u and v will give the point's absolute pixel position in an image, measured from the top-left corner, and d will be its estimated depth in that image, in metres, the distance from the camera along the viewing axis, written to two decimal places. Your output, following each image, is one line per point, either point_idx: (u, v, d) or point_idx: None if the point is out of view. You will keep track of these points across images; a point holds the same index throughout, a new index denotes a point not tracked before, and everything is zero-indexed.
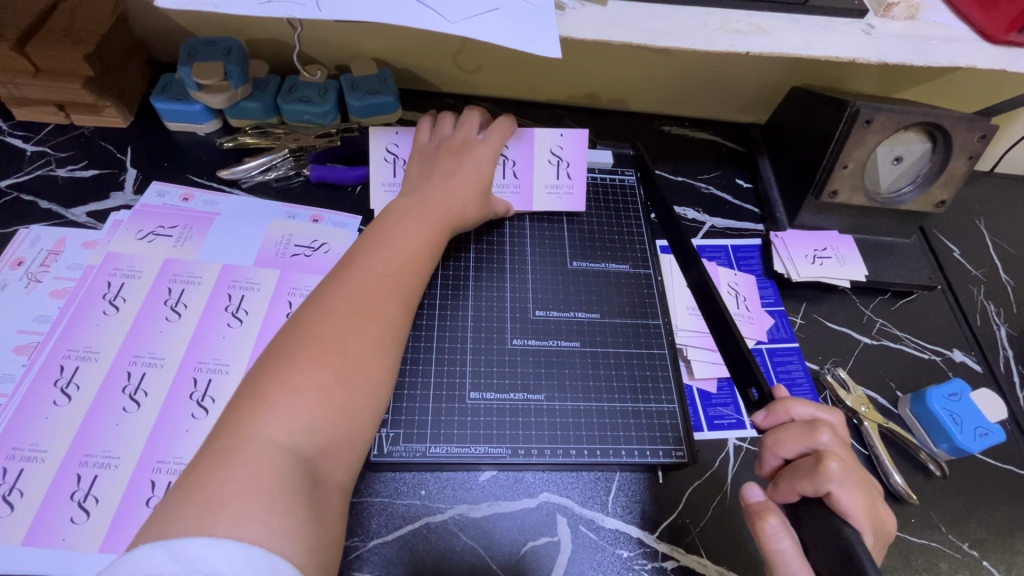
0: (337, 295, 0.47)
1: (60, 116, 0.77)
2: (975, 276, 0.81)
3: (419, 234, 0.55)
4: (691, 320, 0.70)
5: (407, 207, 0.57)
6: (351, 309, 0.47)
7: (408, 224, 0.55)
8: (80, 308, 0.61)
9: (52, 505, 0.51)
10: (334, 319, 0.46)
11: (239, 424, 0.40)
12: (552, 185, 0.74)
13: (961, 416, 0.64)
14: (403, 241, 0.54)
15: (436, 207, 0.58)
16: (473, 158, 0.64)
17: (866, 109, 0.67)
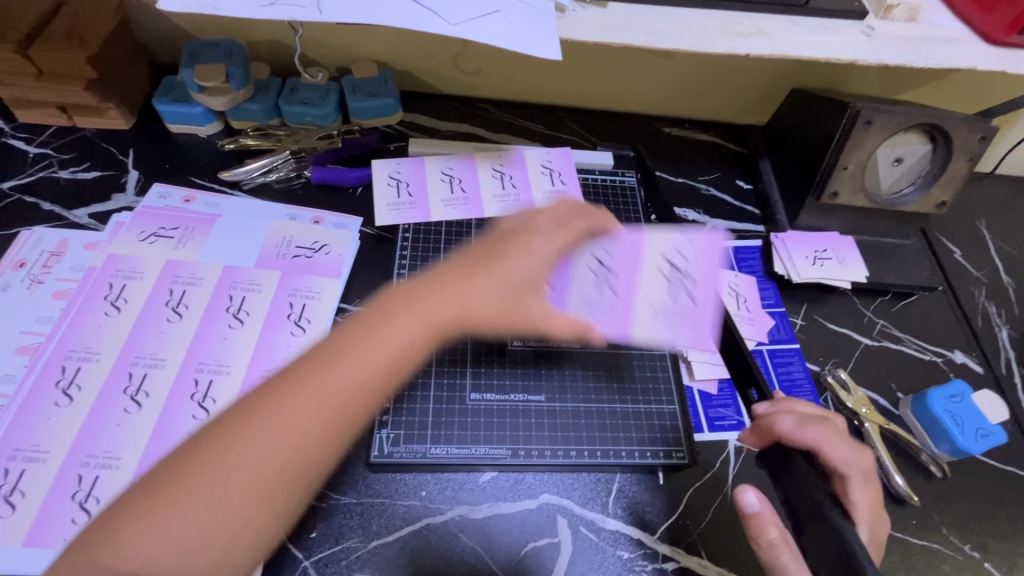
0: (265, 414, 0.38)
1: (63, 118, 0.78)
2: (976, 278, 0.81)
3: (394, 347, 0.41)
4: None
5: (404, 300, 0.43)
6: (267, 437, 0.37)
7: (389, 330, 0.42)
8: (82, 309, 0.62)
9: (53, 506, 0.51)
10: (248, 444, 0.37)
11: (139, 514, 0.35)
12: (661, 306, 0.57)
13: (962, 417, 0.64)
14: (368, 357, 0.40)
15: (433, 313, 0.43)
16: (517, 257, 0.48)
17: (866, 110, 0.67)
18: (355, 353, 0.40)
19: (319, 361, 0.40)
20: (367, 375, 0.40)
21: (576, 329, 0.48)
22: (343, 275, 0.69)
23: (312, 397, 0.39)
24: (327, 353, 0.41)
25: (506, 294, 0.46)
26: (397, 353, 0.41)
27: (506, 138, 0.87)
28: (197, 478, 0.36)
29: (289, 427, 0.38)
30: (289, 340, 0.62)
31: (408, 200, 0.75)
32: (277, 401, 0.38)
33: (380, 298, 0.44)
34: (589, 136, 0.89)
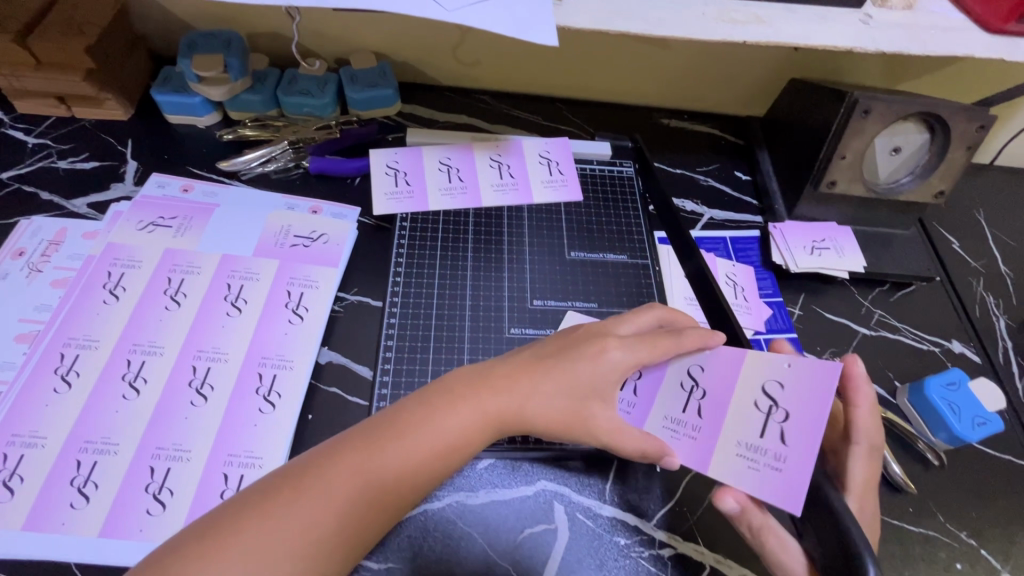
0: (333, 470, 0.41)
1: (61, 108, 0.78)
2: (974, 268, 0.81)
3: (454, 428, 0.45)
4: (689, 310, 0.69)
5: (469, 387, 0.47)
6: (332, 491, 0.40)
7: (453, 412, 0.46)
8: (80, 296, 0.62)
9: (52, 491, 0.51)
10: (315, 495, 0.40)
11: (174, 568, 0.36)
12: (749, 444, 0.48)
13: (959, 405, 0.64)
14: (431, 432, 0.44)
15: (494, 403, 0.47)
16: (587, 362, 0.50)
17: (864, 99, 0.67)
18: (420, 426, 0.44)
19: (386, 429, 0.44)
20: (427, 452, 0.44)
21: (642, 447, 0.49)
22: (341, 264, 0.69)
23: (378, 463, 0.42)
24: (393, 423, 0.44)
25: (569, 399, 0.49)
26: (456, 435, 0.45)
27: (504, 129, 0.87)
28: (259, 525, 0.38)
29: (355, 486, 0.41)
30: (287, 329, 0.63)
31: (406, 189, 0.75)
32: (346, 461, 0.42)
33: (445, 380, 0.48)
34: (588, 128, 0.89)
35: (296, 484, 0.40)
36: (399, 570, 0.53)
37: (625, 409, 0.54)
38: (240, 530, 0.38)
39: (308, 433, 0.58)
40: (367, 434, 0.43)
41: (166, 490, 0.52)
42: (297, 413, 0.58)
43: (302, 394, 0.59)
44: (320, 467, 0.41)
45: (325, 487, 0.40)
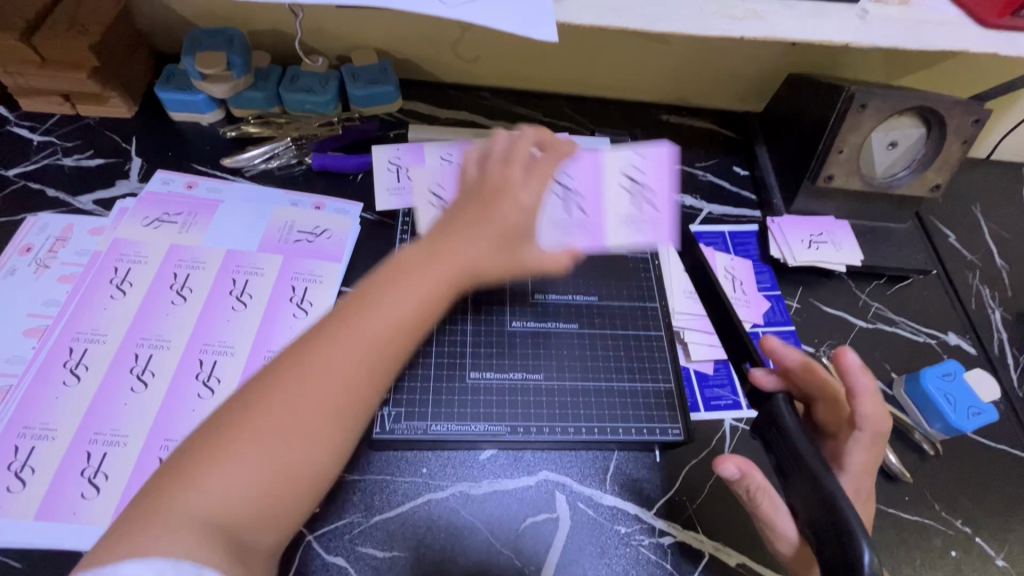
0: (307, 359, 0.37)
1: (66, 106, 0.79)
2: (970, 261, 0.82)
3: (425, 289, 0.40)
4: (626, 233, 0.62)
5: (421, 258, 0.42)
6: (311, 378, 0.37)
7: (416, 276, 0.40)
8: (87, 291, 0.63)
9: (63, 482, 0.52)
10: (285, 397, 0.36)
11: (170, 505, 0.34)
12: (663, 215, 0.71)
13: (955, 396, 0.65)
14: (395, 301, 0.39)
15: (460, 255, 0.42)
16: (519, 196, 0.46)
17: (861, 93, 0.68)
18: (382, 299, 0.40)
19: (347, 312, 0.39)
20: (400, 322, 0.39)
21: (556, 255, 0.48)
22: (344, 259, 0.70)
23: (345, 340, 0.38)
24: (353, 304, 0.40)
25: (508, 240, 0.44)
26: (426, 299, 0.40)
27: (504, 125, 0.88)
28: (242, 438, 0.35)
29: (332, 368, 0.37)
30: (291, 323, 0.63)
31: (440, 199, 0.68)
32: (313, 351, 0.38)
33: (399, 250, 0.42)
34: (587, 124, 0.90)
35: (270, 379, 0.37)
36: (403, 558, 0.54)
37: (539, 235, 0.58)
38: (236, 431, 0.36)
39: None
40: (327, 323, 0.39)
41: None
42: None
43: None
44: (290, 362, 0.38)
45: (300, 377, 0.37)
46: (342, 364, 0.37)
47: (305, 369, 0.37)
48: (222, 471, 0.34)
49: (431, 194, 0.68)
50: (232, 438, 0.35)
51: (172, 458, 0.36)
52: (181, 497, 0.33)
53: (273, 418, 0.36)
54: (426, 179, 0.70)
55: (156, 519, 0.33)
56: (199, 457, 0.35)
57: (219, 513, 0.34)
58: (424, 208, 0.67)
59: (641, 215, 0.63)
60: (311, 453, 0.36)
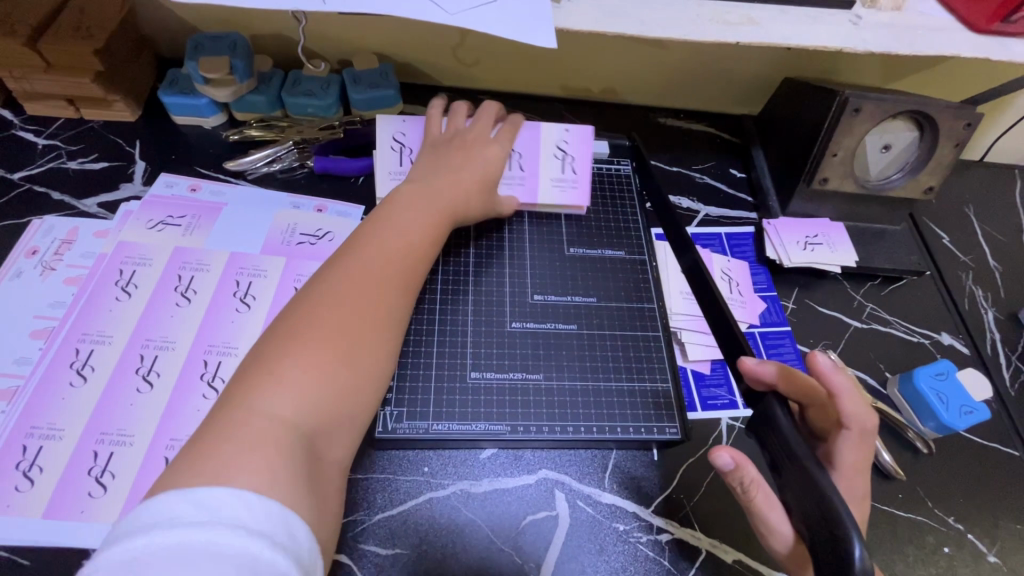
0: (340, 271, 0.49)
1: (70, 110, 0.79)
2: (963, 262, 0.83)
3: (423, 217, 0.57)
4: (554, 193, 0.75)
5: (412, 201, 0.58)
6: (349, 284, 0.48)
7: (415, 207, 0.58)
8: (93, 293, 0.63)
9: (71, 481, 0.53)
10: (329, 300, 0.46)
11: (242, 399, 0.40)
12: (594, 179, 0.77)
13: (947, 395, 0.66)
14: (399, 224, 0.55)
15: (447, 195, 0.61)
16: (483, 153, 0.67)
17: (854, 97, 0.69)
18: (384, 225, 0.54)
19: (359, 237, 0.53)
20: (405, 238, 0.54)
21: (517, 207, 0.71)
22: None
23: (366, 253, 0.51)
24: (363, 233, 0.53)
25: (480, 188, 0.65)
26: (423, 222, 0.57)
27: None
28: (300, 337, 0.44)
29: (362, 274, 0.49)
30: None
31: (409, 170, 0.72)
32: (344, 264, 0.50)
33: (397, 196, 0.59)
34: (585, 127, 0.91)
35: (314, 291, 0.47)
36: (405, 555, 0.55)
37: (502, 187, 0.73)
38: (296, 335, 0.44)
39: None
40: (344, 247, 0.52)
41: None
42: None
43: None
44: (326, 276, 0.49)
45: (337, 285, 0.48)
46: (370, 271, 0.49)
47: (341, 276, 0.48)
48: (291, 366, 0.42)
49: (392, 140, 0.72)
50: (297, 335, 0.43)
51: (236, 381, 0.42)
52: (265, 397, 0.40)
53: (325, 317, 0.45)
54: (389, 126, 0.72)
55: (244, 427, 0.38)
56: (267, 366, 0.42)
57: (297, 399, 0.41)
58: (385, 152, 0.72)
59: (567, 179, 0.75)
60: (363, 345, 0.46)
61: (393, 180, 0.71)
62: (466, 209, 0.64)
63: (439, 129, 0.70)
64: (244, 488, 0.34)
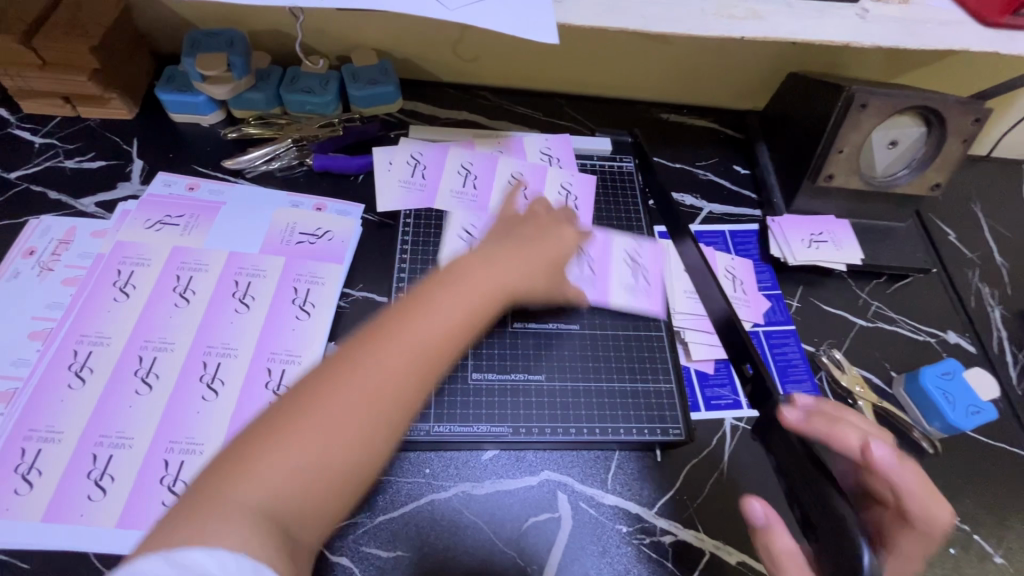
0: (371, 353, 0.42)
1: (67, 108, 0.79)
2: (970, 259, 0.82)
3: (474, 298, 0.48)
4: (563, 222, 0.75)
5: (478, 266, 0.51)
6: (370, 375, 0.41)
7: (465, 283, 0.48)
8: (91, 294, 0.63)
9: (70, 484, 0.53)
10: (364, 375, 0.41)
11: (239, 466, 0.37)
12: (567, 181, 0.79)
13: (954, 394, 0.65)
14: (446, 304, 0.46)
15: (505, 272, 0.52)
16: (556, 236, 0.60)
17: (861, 93, 0.68)
18: (430, 306, 0.45)
19: (400, 313, 0.45)
20: (446, 326, 0.45)
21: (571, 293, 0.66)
22: (346, 260, 0.70)
23: (400, 337, 0.43)
24: (406, 307, 0.45)
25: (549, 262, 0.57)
26: (472, 305, 0.47)
27: (505, 125, 0.88)
28: (322, 410, 0.39)
29: (391, 363, 0.42)
30: (294, 324, 0.64)
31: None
32: (375, 346, 0.42)
33: (452, 265, 0.51)
34: (588, 124, 0.90)
35: (334, 371, 0.41)
36: (406, 558, 0.54)
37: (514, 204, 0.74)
38: (297, 420, 0.39)
39: None
40: (382, 322, 0.44)
41: (179, 482, 0.53)
42: None
43: None
44: (352, 356, 0.42)
45: (360, 372, 0.41)
46: (415, 351, 0.43)
47: (369, 361, 0.42)
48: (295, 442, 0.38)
49: (461, 232, 0.73)
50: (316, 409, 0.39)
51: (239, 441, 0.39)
52: (238, 487, 0.36)
53: (333, 408, 0.39)
54: (459, 220, 0.74)
55: (228, 497, 0.36)
56: (271, 436, 0.38)
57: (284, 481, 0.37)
58: (453, 241, 0.72)
59: (570, 210, 0.76)
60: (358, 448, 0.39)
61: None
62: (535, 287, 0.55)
63: (516, 209, 0.65)
64: (220, 549, 0.33)
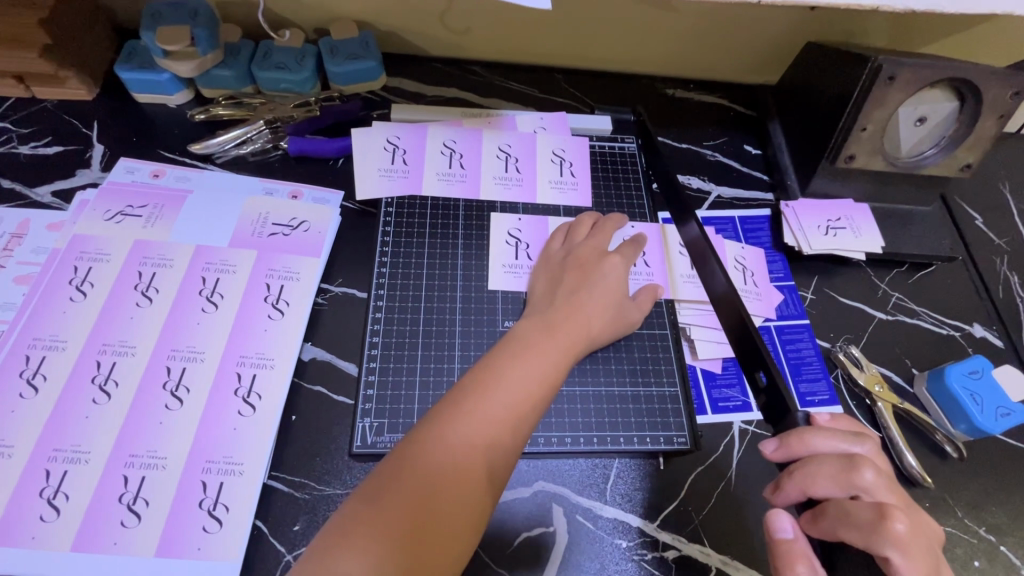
0: (449, 427, 0.43)
1: (20, 88, 0.72)
2: (998, 246, 0.76)
3: (538, 367, 0.48)
4: (553, 194, 0.71)
5: (543, 327, 0.52)
6: (453, 446, 0.42)
7: (527, 352, 0.49)
8: (45, 294, 0.58)
9: (21, 503, 0.48)
10: (448, 442, 0.42)
11: (328, 547, 0.38)
12: (559, 149, 0.74)
13: (982, 395, 0.60)
14: (514, 373, 0.47)
15: (563, 333, 0.52)
16: (603, 272, 0.58)
17: (889, 64, 0.61)
18: (497, 379, 0.46)
19: (468, 389, 0.46)
20: (519, 393, 0.46)
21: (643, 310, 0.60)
22: (324, 254, 0.65)
23: (471, 415, 0.44)
24: (473, 383, 0.46)
25: (608, 305, 0.57)
26: (538, 374, 0.48)
27: (497, 103, 0.82)
28: (408, 479, 0.41)
29: (465, 442, 0.43)
30: (266, 325, 0.59)
31: (527, 263, 0.66)
32: (446, 426, 0.43)
33: (512, 331, 0.52)
34: (587, 101, 0.83)
35: (410, 452, 0.42)
36: None
37: (518, 185, 0.71)
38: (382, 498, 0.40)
39: (292, 434, 0.55)
40: (449, 399, 0.45)
41: (141, 500, 0.49)
42: (280, 414, 0.55)
43: (284, 393, 0.56)
44: (426, 436, 0.43)
45: (437, 453, 0.42)
46: (494, 417, 0.44)
47: (443, 441, 0.43)
48: (382, 516, 0.39)
49: (508, 235, 0.68)
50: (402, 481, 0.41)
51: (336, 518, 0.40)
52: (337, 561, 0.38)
53: (417, 491, 0.41)
54: (503, 221, 0.69)
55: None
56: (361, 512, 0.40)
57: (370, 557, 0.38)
58: (500, 247, 0.67)
59: (566, 182, 0.72)
60: (444, 531, 0.40)
61: (510, 273, 0.65)
62: (594, 334, 0.55)
63: (560, 244, 0.64)
64: None
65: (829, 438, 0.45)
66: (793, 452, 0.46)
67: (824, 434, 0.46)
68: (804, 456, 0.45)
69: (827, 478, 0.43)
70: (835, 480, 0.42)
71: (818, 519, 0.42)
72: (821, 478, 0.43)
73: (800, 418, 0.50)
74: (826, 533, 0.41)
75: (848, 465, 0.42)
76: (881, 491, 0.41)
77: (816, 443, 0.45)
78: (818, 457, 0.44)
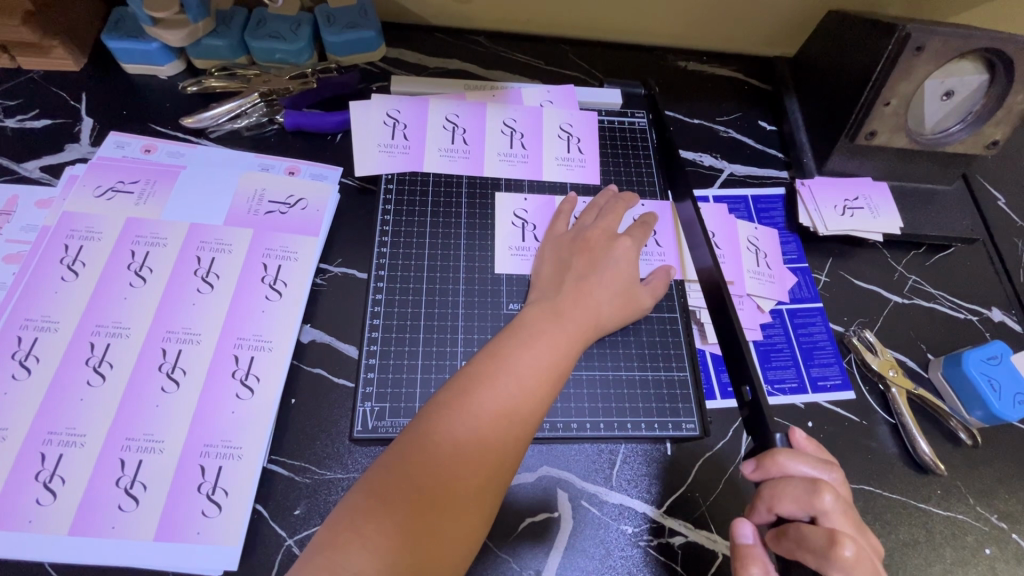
0: (456, 417, 0.42)
1: (4, 58, 0.69)
2: (1019, 227, 0.74)
3: (546, 355, 0.46)
4: (560, 171, 0.69)
5: (549, 314, 0.50)
6: (460, 436, 0.41)
7: (535, 339, 0.47)
8: (36, 272, 0.56)
9: (16, 487, 0.47)
10: (455, 433, 0.41)
11: (334, 539, 0.37)
12: (565, 124, 0.71)
13: (1000, 381, 0.58)
14: (520, 361, 0.45)
15: (572, 320, 0.50)
16: (613, 256, 0.56)
17: (918, 33, 0.58)
18: (506, 368, 0.44)
19: (475, 378, 0.44)
20: (528, 382, 0.44)
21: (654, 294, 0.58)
22: (322, 232, 0.63)
23: (479, 404, 0.42)
24: (479, 371, 0.44)
25: (617, 290, 0.55)
26: (546, 362, 0.46)
27: (501, 75, 0.78)
28: (412, 471, 0.40)
29: (472, 433, 0.41)
30: (264, 306, 0.57)
31: (532, 245, 0.63)
32: (453, 416, 0.42)
33: (519, 317, 0.50)
34: (595, 73, 0.80)
35: (419, 443, 0.41)
36: None
37: (524, 161, 0.69)
38: (387, 489, 0.39)
39: (291, 419, 0.54)
40: (456, 388, 0.44)
41: (138, 483, 0.48)
42: (278, 397, 0.54)
43: (284, 376, 0.55)
44: (432, 427, 0.41)
45: (445, 445, 0.41)
46: (502, 409, 0.43)
47: (452, 434, 0.41)
48: (389, 508, 0.38)
49: (514, 217, 0.65)
50: (407, 475, 0.39)
51: (342, 510, 0.39)
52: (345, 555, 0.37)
53: (423, 482, 0.39)
54: (508, 202, 0.66)
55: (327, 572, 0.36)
56: (368, 504, 0.38)
57: (378, 551, 0.37)
58: (506, 229, 0.64)
59: (573, 158, 0.69)
60: (457, 521, 0.39)
61: (517, 256, 0.63)
62: (604, 322, 0.54)
63: (565, 224, 0.62)
64: None
65: (804, 461, 0.45)
66: (768, 472, 0.45)
67: (800, 455, 0.45)
68: (778, 477, 0.45)
69: (790, 500, 0.44)
70: (797, 502, 0.43)
71: (780, 537, 0.44)
72: (785, 499, 0.44)
73: (778, 440, 0.48)
74: (785, 552, 0.43)
75: (811, 489, 0.43)
76: (842, 513, 0.43)
77: (789, 464, 0.45)
78: (789, 479, 0.44)
